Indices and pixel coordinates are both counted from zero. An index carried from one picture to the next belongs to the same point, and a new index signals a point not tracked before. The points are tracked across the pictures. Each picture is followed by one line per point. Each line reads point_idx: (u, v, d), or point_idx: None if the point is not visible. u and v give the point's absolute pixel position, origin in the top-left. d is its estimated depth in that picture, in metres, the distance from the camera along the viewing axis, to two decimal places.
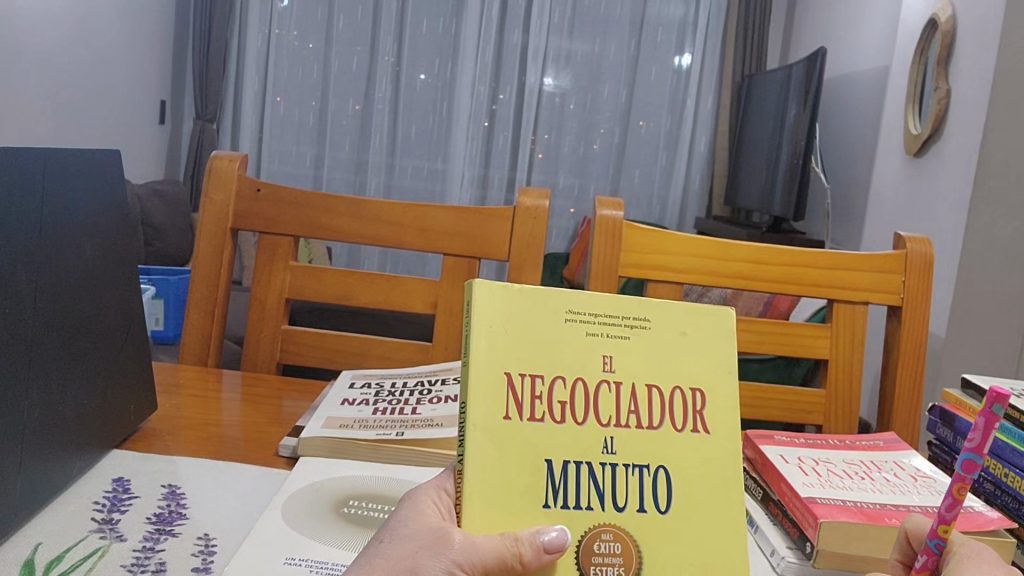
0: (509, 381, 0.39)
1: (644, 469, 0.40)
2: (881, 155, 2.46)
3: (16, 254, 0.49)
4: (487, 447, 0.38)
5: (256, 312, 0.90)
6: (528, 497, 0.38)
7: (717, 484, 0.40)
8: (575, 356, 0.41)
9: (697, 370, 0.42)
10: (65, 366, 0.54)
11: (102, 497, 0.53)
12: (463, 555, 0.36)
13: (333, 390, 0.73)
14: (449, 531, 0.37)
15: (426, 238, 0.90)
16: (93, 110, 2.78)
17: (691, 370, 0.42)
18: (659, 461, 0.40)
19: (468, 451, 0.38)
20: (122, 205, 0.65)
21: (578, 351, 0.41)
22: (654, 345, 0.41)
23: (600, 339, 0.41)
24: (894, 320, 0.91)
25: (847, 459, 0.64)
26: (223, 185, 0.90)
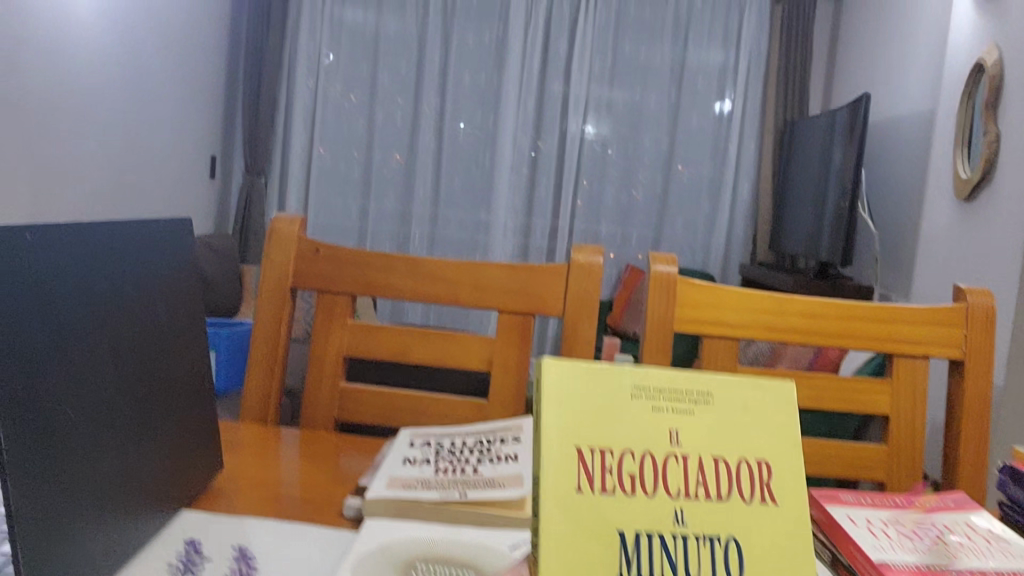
0: (580, 454, 0.41)
1: (716, 540, 0.41)
2: (930, 197, 2.43)
3: (99, 321, 0.51)
4: (562, 518, 0.39)
5: (315, 369, 0.92)
6: (603, 568, 0.39)
7: (791, 556, 0.40)
8: (642, 431, 0.43)
9: (761, 444, 0.43)
10: (142, 429, 0.56)
11: (175, 558, 0.54)
12: None
13: (393, 449, 0.74)
14: None
15: (480, 296, 0.90)
16: (147, 164, 2.87)
17: (756, 441, 0.43)
18: (729, 532, 0.41)
19: (544, 520, 0.39)
20: (192, 269, 0.67)
21: (645, 427, 0.43)
22: (717, 419, 0.43)
23: (665, 414, 0.43)
24: (956, 374, 0.89)
25: (918, 521, 0.63)
26: (284, 245, 0.92)
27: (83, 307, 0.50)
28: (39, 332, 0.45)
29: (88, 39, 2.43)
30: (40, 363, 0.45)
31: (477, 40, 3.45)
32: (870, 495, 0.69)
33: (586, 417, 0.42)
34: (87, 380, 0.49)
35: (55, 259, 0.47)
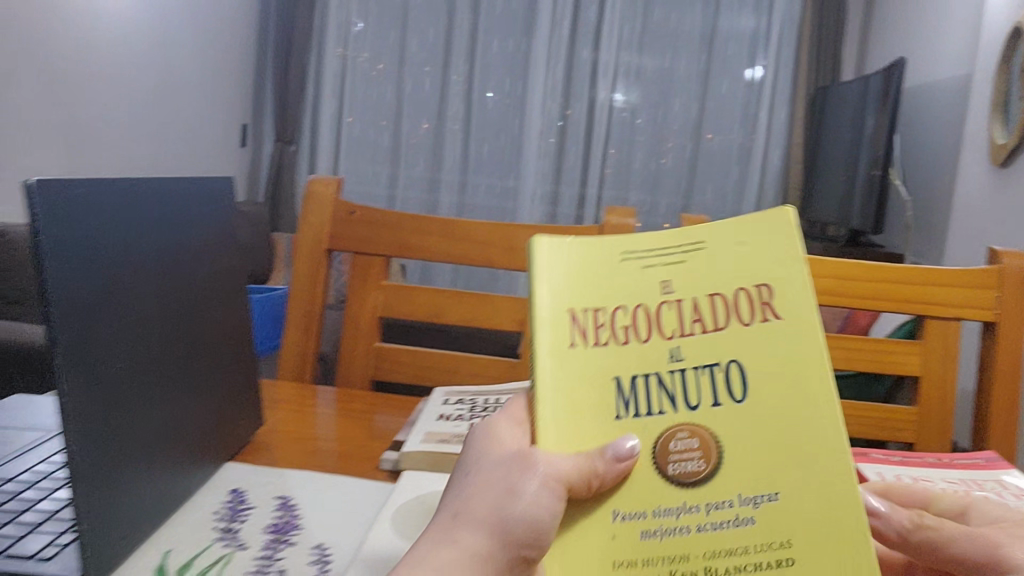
0: (571, 316, 0.40)
1: (714, 367, 0.40)
2: (966, 164, 2.39)
3: (147, 279, 0.53)
4: (555, 376, 0.39)
5: (350, 330, 0.93)
6: (602, 412, 0.39)
7: (798, 373, 0.40)
8: (635, 283, 0.41)
9: (762, 269, 0.41)
10: (187, 384, 0.58)
11: (221, 507, 0.56)
12: (549, 470, 0.38)
13: (429, 406, 0.76)
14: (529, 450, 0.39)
15: (513, 257, 0.91)
16: (179, 134, 2.90)
17: (754, 275, 0.41)
18: (729, 357, 0.40)
19: (539, 385, 0.39)
20: (231, 227, 0.68)
21: (637, 279, 0.41)
22: (712, 261, 0.41)
23: (656, 267, 0.41)
24: (989, 336, 0.89)
25: (948, 478, 0.64)
26: (320, 208, 0.93)
27: (131, 265, 0.51)
28: (92, 288, 0.46)
29: (118, 9, 2.45)
30: (92, 317, 0.46)
31: (505, 7, 3.42)
32: (901, 454, 0.69)
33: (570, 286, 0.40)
34: (136, 336, 0.51)
35: (104, 218, 0.48)
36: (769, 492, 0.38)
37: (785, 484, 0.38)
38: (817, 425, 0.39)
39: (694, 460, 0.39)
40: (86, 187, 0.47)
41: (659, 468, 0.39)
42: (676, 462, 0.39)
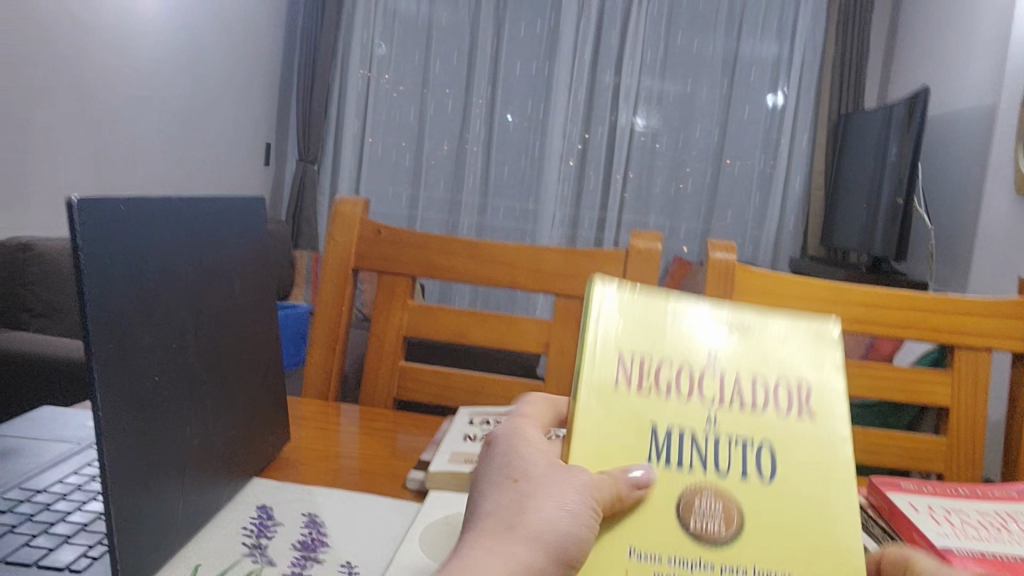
0: (621, 355, 0.44)
1: (747, 442, 0.43)
2: (990, 193, 2.38)
3: (183, 295, 0.53)
4: (601, 406, 0.43)
5: (374, 349, 0.94)
6: (633, 453, 0.42)
7: (818, 467, 0.43)
8: (683, 345, 0.46)
9: (798, 368, 0.46)
10: (219, 399, 0.58)
11: (249, 522, 0.56)
12: (594, 490, 0.39)
13: (454, 427, 0.76)
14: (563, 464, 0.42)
15: (539, 279, 0.92)
16: (203, 151, 2.93)
17: (797, 369, 0.46)
18: (759, 435, 0.43)
19: (582, 402, 0.42)
20: (263, 244, 0.69)
21: (684, 342, 0.46)
22: (756, 343, 0.46)
23: (706, 334, 0.46)
24: (1020, 367, 0.88)
25: (980, 510, 0.63)
26: (347, 227, 0.94)
27: (169, 282, 0.52)
28: (131, 302, 0.47)
29: (149, 29, 2.48)
30: (131, 332, 0.47)
31: (528, 31, 3.45)
32: (933, 484, 0.69)
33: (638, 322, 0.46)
34: (172, 351, 0.52)
35: (144, 233, 0.49)
36: (778, 570, 0.40)
37: (791, 564, 0.40)
38: (828, 503, 0.42)
39: (715, 522, 0.40)
40: (128, 202, 0.47)
41: (680, 523, 0.40)
42: (697, 518, 0.40)
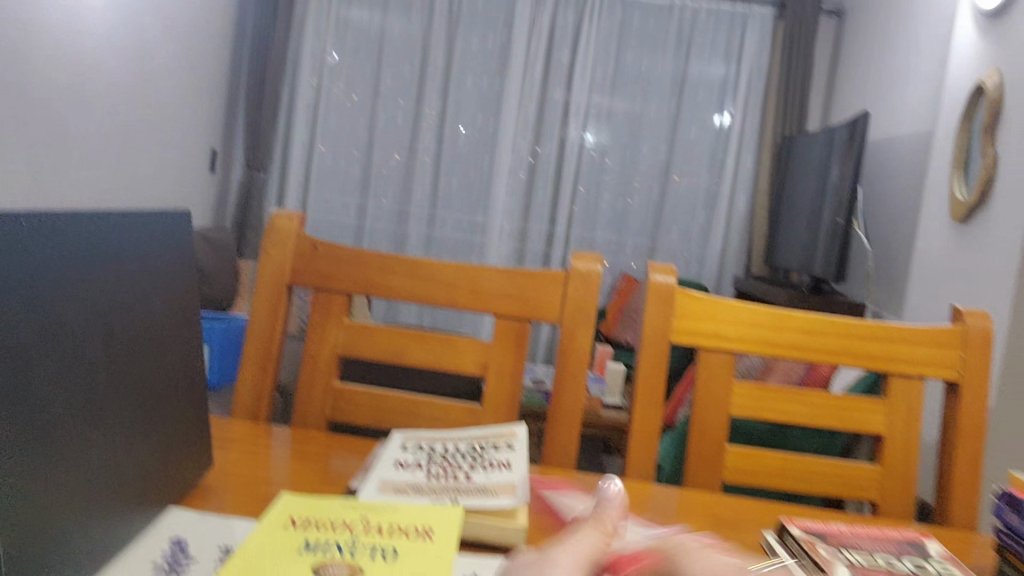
0: (289, 518, 0.56)
1: (380, 549, 0.52)
2: (926, 215, 2.43)
3: (92, 317, 0.51)
4: (266, 535, 0.53)
5: (308, 368, 0.91)
6: (284, 548, 0.51)
7: (430, 559, 0.51)
8: (341, 511, 0.57)
9: (433, 517, 0.57)
10: (131, 426, 0.56)
11: (161, 557, 0.53)
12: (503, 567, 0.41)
13: (386, 452, 0.74)
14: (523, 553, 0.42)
15: (478, 300, 0.90)
16: (145, 156, 2.85)
17: (440, 517, 0.57)
18: (391, 545, 0.52)
19: (252, 534, 0.53)
20: (187, 261, 0.66)
21: (343, 511, 0.57)
22: (403, 509, 0.58)
23: (360, 507, 0.58)
24: (952, 396, 0.89)
25: (911, 562, 0.64)
26: (282, 241, 0.91)
27: (80, 301, 0.49)
28: (30, 328, 0.44)
29: (91, 29, 2.41)
30: (31, 358, 0.44)
31: (481, 45, 3.45)
32: (868, 531, 0.70)
33: (314, 516, 0.56)
34: (78, 377, 0.49)
35: (54, 253, 0.47)
36: None
37: None
38: None
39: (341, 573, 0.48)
40: (34, 218, 0.45)
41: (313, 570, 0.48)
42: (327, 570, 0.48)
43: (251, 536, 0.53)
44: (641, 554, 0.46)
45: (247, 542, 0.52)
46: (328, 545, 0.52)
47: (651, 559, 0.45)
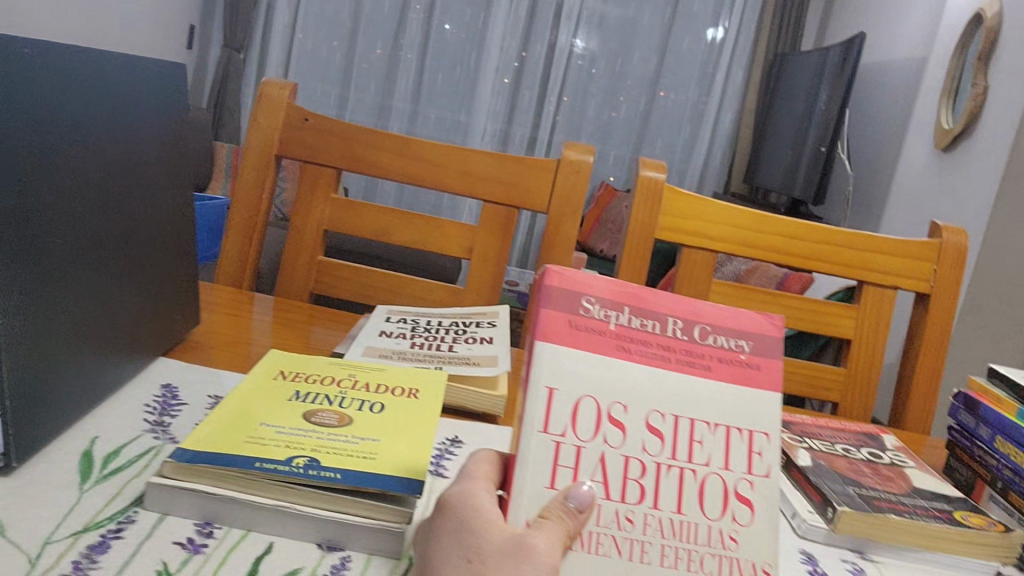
0: (279, 372, 0.57)
1: (367, 404, 0.54)
2: (910, 143, 2.43)
3: (90, 156, 0.51)
4: (256, 384, 0.54)
5: (294, 240, 0.91)
6: (276, 396, 0.52)
7: (417, 415, 0.53)
8: (329, 368, 0.59)
9: (417, 379, 0.59)
10: (122, 271, 0.56)
11: (152, 400, 0.55)
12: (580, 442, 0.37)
13: (370, 322, 0.75)
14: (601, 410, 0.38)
15: (467, 183, 0.90)
16: (112, 28, 2.68)
17: (426, 379, 0.59)
18: (379, 401, 0.54)
19: (244, 382, 0.54)
20: (174, 116, 0.65)
21: (330, 368, 0.59)
22: (387, 372, 0.60)
23: (346, 367, 0.59)
24: (921, 307, 0.92)
25: (867, 450, 0.68)
26: (272, 111, 0.90)
27: (75, 136, 0.49)
28: (31, 155, 0.44)
29: None
30: (31, 186, 0.44)
31: None
32: (829, 426, 0.74)
33: (301, 371, 0.57)
34: (74, 211, 0.49)
35: (50, 86, 0.47)
36: (371, 437, 0.48)
37: (383, 438, 0.49)
38: (421, 427, 0.51)
39: (333, 421, 0.50)
40: (30, 46, 0.45)
41: (305, 417, 0.50)
42: (319, 418, 0.50)
43: (241, 384, 0.54)
44: (756, 320, 0.41)
45: (237, 389, 0.53)
46: (318, 395, 0.53)
47: (754, 345, 0.41)
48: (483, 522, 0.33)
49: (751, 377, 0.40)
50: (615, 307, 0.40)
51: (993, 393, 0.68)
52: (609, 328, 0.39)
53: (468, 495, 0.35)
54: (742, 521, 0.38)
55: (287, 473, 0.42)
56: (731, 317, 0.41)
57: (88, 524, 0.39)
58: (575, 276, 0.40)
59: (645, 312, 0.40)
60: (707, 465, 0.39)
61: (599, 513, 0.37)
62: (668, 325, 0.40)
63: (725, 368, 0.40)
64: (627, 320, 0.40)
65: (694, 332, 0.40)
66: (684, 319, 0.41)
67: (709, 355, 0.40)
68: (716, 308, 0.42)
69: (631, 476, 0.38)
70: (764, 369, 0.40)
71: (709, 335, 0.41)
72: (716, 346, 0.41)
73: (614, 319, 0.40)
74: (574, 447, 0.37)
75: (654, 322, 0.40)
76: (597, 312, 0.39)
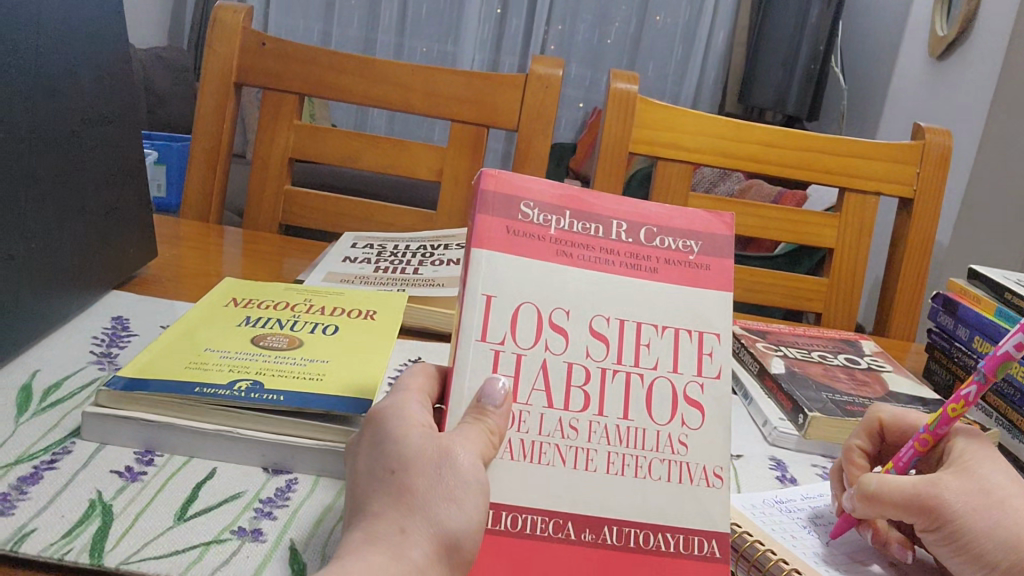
0: (232, 300, 0.56)
1: (321, 326, 0.52)
2: (906, 52, 2.36)
3: (16, 82, 0.49)
4: (206, 311, 0.53)
5: (259, 170, 0.89)
6: (226, 322, 0.51)
7: (373, 334, 0.52)
8: (284, 293, 0.57)
9: (376, 301, 0.58)
10: (63, 203, 0.54)
11: (101, 333, 0.53)
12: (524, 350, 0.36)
13: (335, 249, 0.73)
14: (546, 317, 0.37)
15: (433, 103, 0.87)
16: None
17: (385, 301, 0.58)
18: (333, 322, 0.53)
19: (192, 310, 0.53)
20: (114, 40, 0.62)
21: (285, 293, 0.57)
22: (347, 296, 0.58)
23: (301, 291, 0.58)
24: (904, 213, 0.90)
25: (844, 356, 0.67)
26: (228, 37, 0.87)
27: None
28: None
29: None
30: None
31: None
32: (806, 334, 0.73)
33: (255, 297, 0.56)
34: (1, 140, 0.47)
35: None
36: (321, 359, 0.47)
37: (334, 358, 0.47)
38: (376, 346, 0.50)
39: (282, 343, 0.49)
40: None
41: (254, 341, 0.49)
42: (268, 342, 0.49)
43: (190, 312, 0.53)
44: (706, 219, 0.40)
45: (186, 317, 0.51)
46: (270, 320, 0.52)
47: (704, 245, 0.39)
48: (403, 433, 0.32)
49: (701, 277, 0.39)
50: (554, 211, 0.38)
51: (972, 293, 0.67)
52: (549, 234, 0.38)
53: (391, 409, 0.33)
54: (691, 425, 0.37)
55: (228, 397, 0.41)
56: (679, 217, 0.40)
57: (20, 456, 0.38)
58: (512, 180, 0.38)
59: (587, 216, 0.39)
60: (655, 369, 0.37)
61: (541, 421, 0.35)
62: (612, 228, 0.39)
63: (673, 269, 0.39)
64: (568, 225, 0.38)
65: (639, 235, 0.39)
66: (628, 222, 0.39)
67: (655, 257, 0.39)
68: (661, 207, 0.40)
69: (575, 383, 0.36)
70: (714, 268, 0.39)
71: (656, 237, 0.39)
72: (663, 248, 0.39)
73: (554, 224, 0.38)
74: (513, 355, 0.36)
75: (596, 226, 0.39)
76: (536, 217, 0.38)
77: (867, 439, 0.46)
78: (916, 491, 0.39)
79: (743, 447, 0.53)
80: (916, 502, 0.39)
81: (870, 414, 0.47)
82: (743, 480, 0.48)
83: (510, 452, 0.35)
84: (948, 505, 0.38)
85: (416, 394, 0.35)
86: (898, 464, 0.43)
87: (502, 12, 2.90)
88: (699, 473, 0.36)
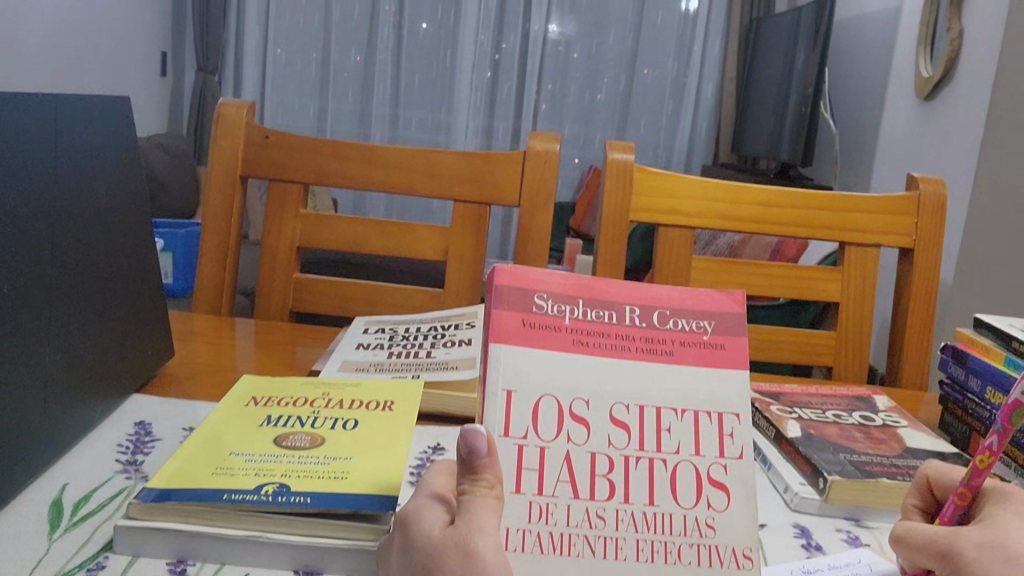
0: (252, 399, 0.56)
1: (339, 421, 0.53)
2: (893, 95, 2.40)
3: (36, 198, 0.51)
4: (226, 413, 0.54)
5: (268, 260, 0.90)
6: (246, 423, 0.52)
7: (394, 426, 0.52)
8: (301, 389, 0.58)
9: (393, 391, 0.58)
10: (83, 310, 0.55)
11: (126, 439, 0.54)
12: (547, 441, 0.37)
13: (348, 336, 0.75)
14: (564, 403, 0.37)
15: (436, 183, 0.89)
16: None
17: (403, 390, 0.59)
18: (352, 416, 0.54)
19: (211, 414, 0.54)
20: (126, 146, 0.64)
21: (301, 388, 0.58)
22: (365, 387, 0.59)
23: (318, 385, 0.59)
24: (905, 261, 0.91)
25: (859, 414, 0.68)
26: (232, 133, 0.89)
27: (13, 180, 0.48)
28: None
29: None
30: None
31: None
32: (818, 392, 0.73)
33: (275, 394, 0.57)
34: (23, 257, 0.49)
35: None
36: (343, 455, 0.48)
37: (358, 454, 0.48)
38: (398, 439, 0.51)
39: (305, 442, 0.50)
40: None
41: (276, 441, 0.49)
42: (290, 440, 0.50)
43: (210, 416, 0.53)
44: (718, 299, 0.41)
45: (205, 422, 0.52)
46: (290, 418, 0.53)
47: (718, 324, 0.41)
48: (424, 543, 0.32)
49: (718, 356, 0.40)
50: (568, 301, 0.39)
51: (981, 343, 0.68)
52: (565, 323, 0.39)
53: (412, 518, 0.34)
54: (717, 507, 0.37)
55: (255, 501, 0.42)
56: (691, 299, 0.41)
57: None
58: (525, 274, 0.39)
59: (601, 303, 0.40)
60: (678, 452, 0.38)
61: (568, 513, 0.36)
62: (625, 314, 0.40)
63: (688, 351, 0.40)
64: (583, 313, 0.39)
65: (653, 318, 0.40)
66: (642, 306, 0.40)
67: (670, 339, 0.40)
68: (672, 290, 0.41)
69: (599, 472, 0.37)
70: (730, 346, 0.40)
71: (670, 319, 0.40)
72: (677, 330, 0.40)
73: (569, 313, 0.39)
74: (537, 449, 0.37)
75: (610, 312, 0.40)
76: (550, 308, 0.39)
77: (921, 499, 0.47)
78: (936, 538, 0.40)
79: (767, 516, 0.53)
80: (936, 547, 0.39)
81: (918, 473, 0.48)
82: (770, 551, 0.48)
83: (540, 546, 0.35)
84: (959, 553, 0.38)
85: (436, 495, 0.35)
86: (942, 519, 0.43)
87: (493, 75, 2.94)
88: (728, 556, 0.36)
